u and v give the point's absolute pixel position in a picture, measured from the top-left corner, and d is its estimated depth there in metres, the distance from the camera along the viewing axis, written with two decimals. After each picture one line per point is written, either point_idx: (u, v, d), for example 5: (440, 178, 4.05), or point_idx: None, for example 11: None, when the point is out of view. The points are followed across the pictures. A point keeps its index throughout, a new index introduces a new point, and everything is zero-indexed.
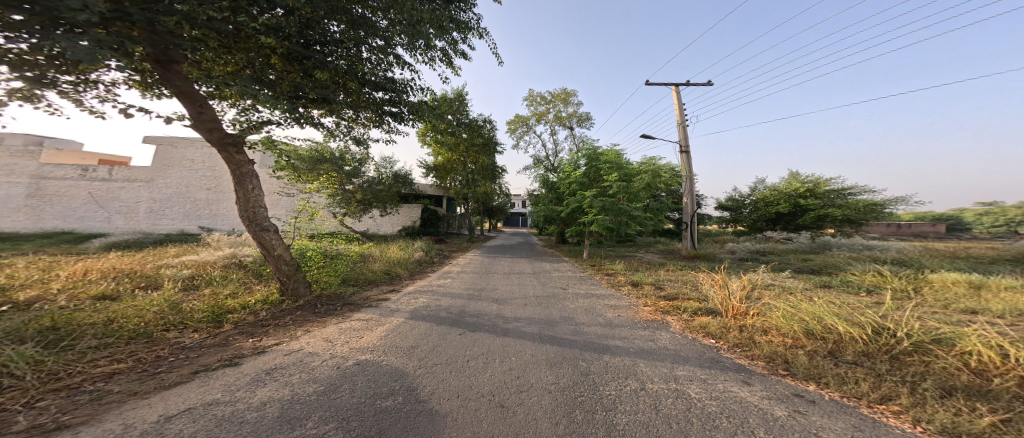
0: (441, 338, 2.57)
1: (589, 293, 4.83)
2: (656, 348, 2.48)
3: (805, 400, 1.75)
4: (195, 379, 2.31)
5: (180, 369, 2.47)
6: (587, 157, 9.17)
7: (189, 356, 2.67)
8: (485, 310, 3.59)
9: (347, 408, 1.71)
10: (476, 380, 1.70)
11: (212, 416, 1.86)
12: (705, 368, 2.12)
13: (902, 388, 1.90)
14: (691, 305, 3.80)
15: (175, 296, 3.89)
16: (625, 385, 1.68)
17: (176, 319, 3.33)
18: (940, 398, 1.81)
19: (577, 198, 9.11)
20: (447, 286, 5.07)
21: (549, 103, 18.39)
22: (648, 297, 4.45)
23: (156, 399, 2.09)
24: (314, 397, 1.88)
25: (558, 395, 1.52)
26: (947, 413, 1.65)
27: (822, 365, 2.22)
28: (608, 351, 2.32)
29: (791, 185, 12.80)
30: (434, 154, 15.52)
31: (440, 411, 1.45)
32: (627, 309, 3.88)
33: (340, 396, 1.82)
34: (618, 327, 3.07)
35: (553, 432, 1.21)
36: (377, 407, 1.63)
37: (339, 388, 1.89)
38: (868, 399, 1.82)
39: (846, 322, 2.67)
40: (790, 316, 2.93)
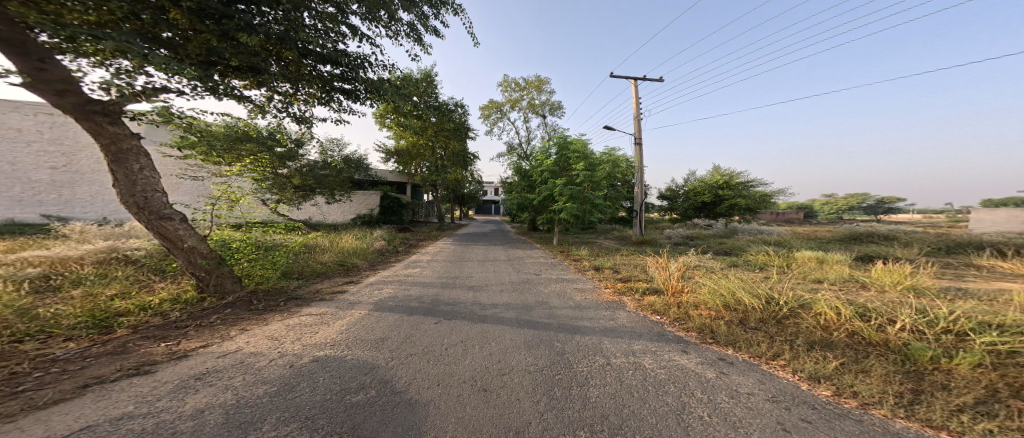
0: (413, 326, 2.60)
1: (558, 277, 5.20)
2: (617, 326, 2.87)
3: (727, 362, 2.27)
4: (86, 394, 1.91)
5: (59, 385, 2.00)
6: (558, 146, 9.30)
7: (66, 370, 2.16)
8: (459, 297, 3.63)
9: (309, 406, 1.67)
10: (457, 367, 1.81)
11: (127, 431, 1.60)
12: (655, 341, 2.54)
13: (784, 345, 2.57)
14: (641, 286, 4.40)
15: (24, 300, 3.01)
16: (595, 362, 1.96)
17: (35, 327, 2.62)
18: (806, 351, 2.50)
19: (548, 185, 9.29)
20: (413, 276, 4.89)
21: (522, 90, 17.90)
22: (609, 280, 4.97)
23: (29, 421, 1.69)
24: (266, 399, 1.77)
25: (537, 375, 1.70)
26: (812, 362, 2.30)
27: (734, 331, 2.84)
28: (578, 331, 2.60)
29: (714, 176, 15.13)
30: (396, 137, 14.19)
31: (420, 401, 1.54)
32: (590, 291, 4.29)
33: (299, 395, 1.76)
34: (586, 308, 3.42)
35: (535, 410, 1.38)
36: (347, 403, 1.64)
37: (296, 387, 1.83)
38: (766, 357, 2.42)
39: (750, 295, 3.41)
40: (715, 292, 3.62)
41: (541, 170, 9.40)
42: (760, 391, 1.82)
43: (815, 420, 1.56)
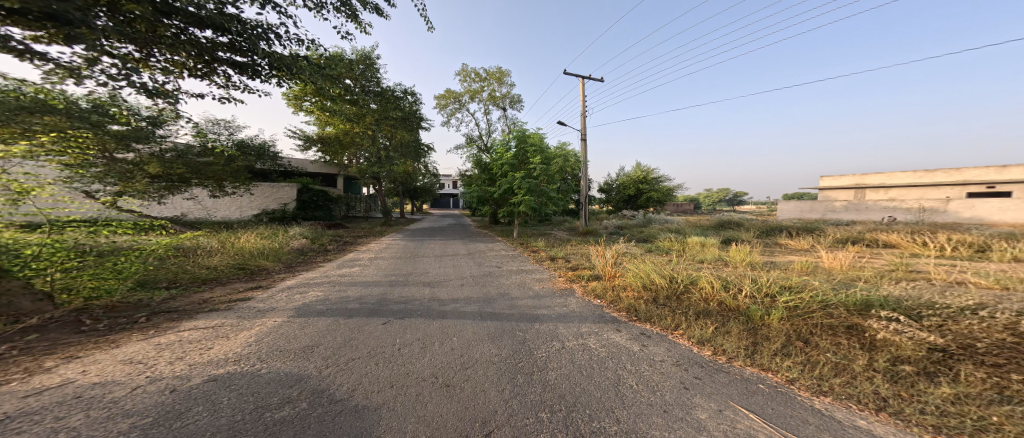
0: (365, 329, 2.70)
1: (512, 269, 6.05)
2: (568, 311, 3.45)
3: (647, 335, 2.90)
4: None
5: None
6: (518, 139, 10.79)
7: None
8: (401, 295, 4.03)
9: (215, 427, 1.46)
10: (413, 367, 1.95)
11: None
12: (596, 323, 3.10)
13: (681, 316, 3.37)
14: (586, 272, 5.30)
15: None
16: (551, 347, 2.34)
17: None
18: (694, 319, 3.33)
19: (509, 179, 10.74)
20: (368, 278, 5.08)
21: (484, 80, 20.80)
22: (562, 270, 5.88)
23: None
24: (140, 432, 1.42)
25: (499, 366, 1.97)
26: (697, 328, 3.08)
27: (651, 309, 3.62)
28: (535, 319, 3.06)
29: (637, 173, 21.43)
30: (321, 123, 17.05)
31: (370, 406, 1.60)
32: (541, 281, 5.08)
33: (195, 420, 1.50)
34: (542, 297, 4.03)
35: (500, 397, 1.63)
36: (269, 419, 1.51)
37: (185, 414, 1.55)
38: (669, 328, 3.17)
39: (659, 274, 4.33)
40: (638, 274, 4.47)
41: (501, 161, 10.91)
42: (668, 358, 2.37)
43: (704, 376, 2.13)
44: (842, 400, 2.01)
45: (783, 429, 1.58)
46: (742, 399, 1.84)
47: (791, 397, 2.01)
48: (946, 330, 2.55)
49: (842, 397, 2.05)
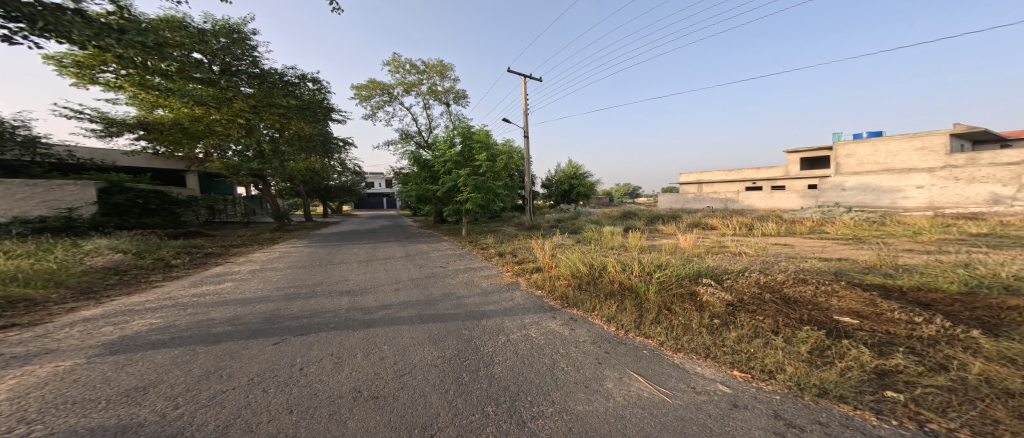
0: (253, 352, 3.02)
1: (451, 271, 6.63)
2: (513, 305, 4.40)
3: (573, 320, 3.88)
4: None
5: None
6: (462, 135, 11.63)
7: None
8: (298, 308, 4.37)
9: None
10: (338, 383, 2.45)
11: None
12: (537, 313, 4.08)
13: (596, 299, 4.39)
14: (530, 266, 6.40)
15: None
16: (501, 340, 3.27)
17: None
18: (606, 299, 4.37)
19: (452, 176, 11.21)
20: (265, 295, 5.09)
21: (425, 74, 21.57)
22: (509, 265, 6.90)
23: None
24: None
25: (441, 366, 2.70)
26: (604, 307, 4.12)
27: (576, 295, 4.61)
28: (484, 316, 3.98)
29: (569, 170, 29.27)
30: (151, 107, 14.60)
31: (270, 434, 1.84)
32: (480, 279, 5.86)
33: None
34: (489, 293, 4.95)
35: (431, 398, 2.23)
36: None
37: None
38: (588, 310, 4.17)
39: (584, 263, 5.47)
40: (571, 263, 5.54)
41: (446, 159, 11.33)
42: (589, 339, 3.35)
43: (612, 351, 3.10)
44: (688, 353, 3.10)
45: (655, 382, 2.59)
46: (633, 364, 2.86)
47: (662, 358, 3.02)
48: (733, 289, 4.36)
49: (688, 351, 3.14)
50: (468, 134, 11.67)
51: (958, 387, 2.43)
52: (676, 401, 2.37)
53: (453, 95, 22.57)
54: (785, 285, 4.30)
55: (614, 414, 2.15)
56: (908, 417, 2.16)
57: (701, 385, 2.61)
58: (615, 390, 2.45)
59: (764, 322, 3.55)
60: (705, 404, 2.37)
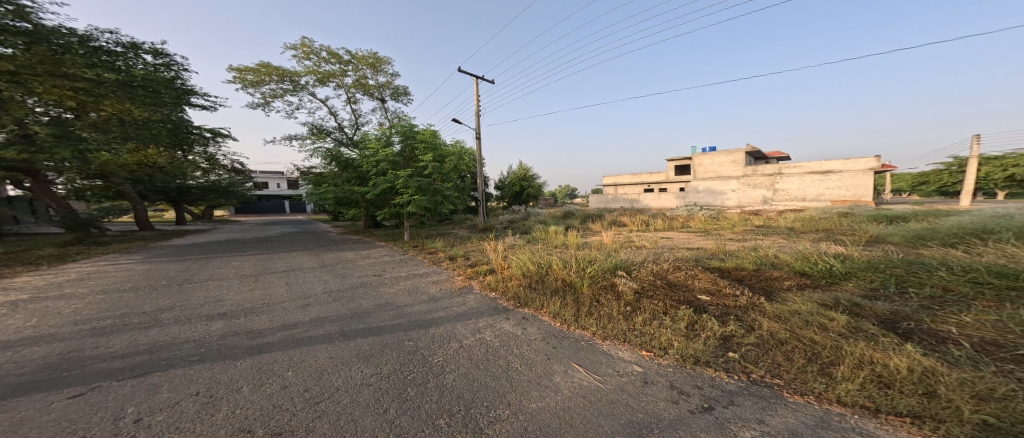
0: (24, 414, 2.27)
1: (381, 281, 6.00)
2: (465, 309, 4.28)
3: (524, 319, 3.94)
4: None
5: None
6: (402, 135, 10.75)
7: None
8: (128, 343, 3.52)
9: None
10: (216, 425, 2.09)
11: None
12: (492, 315, 4.05)
13: (544, 297, 4.52)
14: (484, 268, 6.26)
15: None
16: (453, 347, 3.14)
17: None
18: (553, 297, 4.52)
19: (390, 177, 10.31)
20: (50, 333, 3.85)
21: (353, 65, 19.50)
22: (461, 268, 6.67)
23: None
24: None
25: (375, 384, 2.49)
26: (546, 304, 4.31)
27: (527, 294, 4.68)
28: (433, 324, 3.78)
29: (519, 172, 29.84)
30: None
31: None
32: (424, 286, 5.56)
33: None
34: (438, 300, 4.72)
35: (354, 422, 2.06)
36: None
37: None
38: (535, 308, 4.30)
39: (531, 261, 5.61)
40: (522, 263, 5.63)
41: (380, 159, 10.40)
42: (540, 336, 3.44)
43: (562, 346, 3.23)
44: (612, 341, 3.40)
45: (595, 372, 2.78)
46: (575, 356, 3.03)
47: (595, 346, 3.27)
48: (637, 278, 4.97)
49: (613, 338, 3.44)
50: (410, 132, 10.86)
51: (758, 341, 3.32)
52: (607, 386, 2.58)
53: (386, 90, 20.84)
54: (668, 272, 5.12)
55: (562, 406, 2.27)
56: (741, 370, 2.84)
57: (622, 367, 2.90)
58: (563, 383, 2.57)
59: (658, 306, 4.10)
60: (627, 384, 2.63)
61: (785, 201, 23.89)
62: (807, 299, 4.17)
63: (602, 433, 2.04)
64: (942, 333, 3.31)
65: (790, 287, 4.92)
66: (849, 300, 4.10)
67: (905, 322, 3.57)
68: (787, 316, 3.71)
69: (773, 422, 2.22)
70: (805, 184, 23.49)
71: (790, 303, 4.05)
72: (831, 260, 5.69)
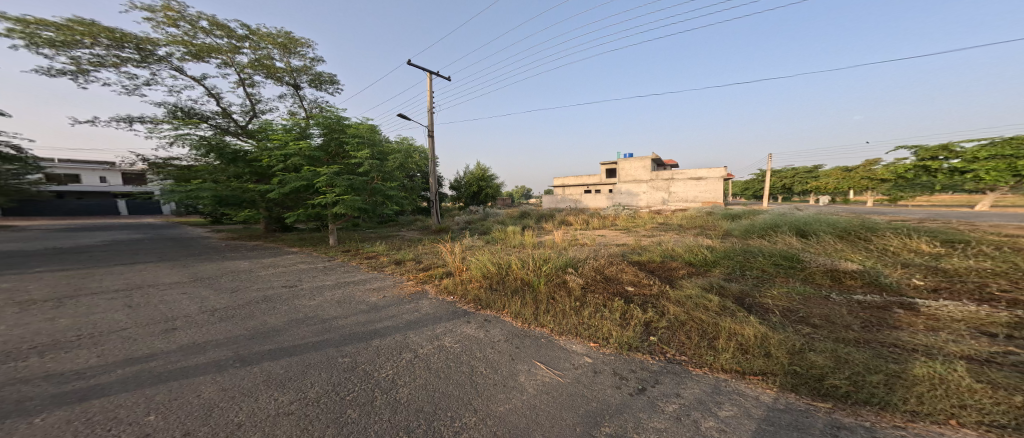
0: None
1: (289, 296, 5.22)
2: (419, 316, 4.09)
3: (485, 321, 3.90)
4: None
5: None
6: (324, 128, 9.83)
7: None
8: None
9: None
10: None
11: None
12: (451, 320, 3.93)
13: (503, 297, 4.51)
14: (439, 272, 6.03)
15: None
16: (405, 358, 2.97)
17: None
18: (513, 297, 4.53)
19: (308, 174, 9.31)
20: None
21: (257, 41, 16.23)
22: (412, 273, 6.37)
23: None
24: None
25: (304, 409, 2.27)
26: (501, 304, 4.33)
27: (487, 296, 4.61)
28: (376, 335, 3.53)
29: (477, 172, 29.48)
30: None
31: None
32: (364, 294, 5.15)
33: None
34: (382, 308, 4.45)
35: None
36: None
37: None
38: (493, 309, 4.28)
39: (493, 262, 5.56)
40: (481, 263, 5.55)
41: (292, 152, 9.34)
42: (504, 337, 3.41)
43: (523, 345, 3.24)
44: (568, 335, 3.50)
45: (556, 368, 2.82)
46: (537, 354, 3.06)
47: (550, 342, 3.35)
48: (582, 274, 5.28)
49: (569, 333, 3.55)
50: (340, 125, 10.17)
51: (669, 324, 3.77)
52: (566, 379, 2.65)
53: (298, 74, 18.28)
54: (603, 267, 5.56)
55: (528, 406, 2.27)
56: (658, 351, 3.20)
57: (577, 360, 3.00)
58: (527, 382, 2.58)
59: (599, 298, 4.37)
60: (582, 376, 2.73)
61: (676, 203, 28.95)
62: (695, 283, 5.11)
63: (566, 428, 2.08)
64: (767, 303, 4.44)
65: (682, 274, 5.88)
66: (718, 282, 5.16)
67: (747, 297, 4.69)
68: (682, 300, 4.36)
69: (686, 394, 2.54)
70: (687, 187, 28.77)
71: (683, 289, 4.83)
72: (705, 250, 6.95)
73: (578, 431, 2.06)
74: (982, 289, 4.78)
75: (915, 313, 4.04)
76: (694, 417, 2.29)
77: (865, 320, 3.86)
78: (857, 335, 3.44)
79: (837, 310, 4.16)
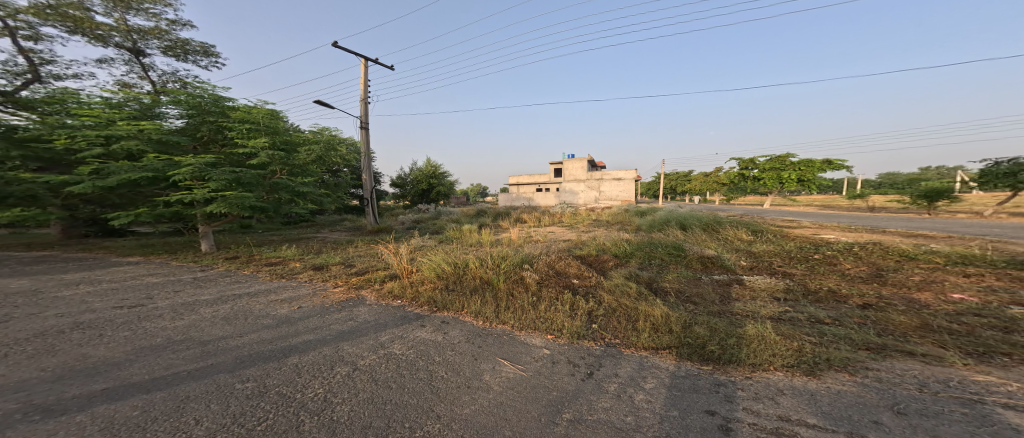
0: None
1: (126, 319, 4.10)
2: (357, 324, 3.83)
3: (443, 322, 3.80)
4: None
5: None
6: (192, 112, 8.91)
7: None
8: None
9: None
10: None
11: None
12: (400, 325, 3.74)
13: (462, 297, 4.42)
14: (380, 276, 5.71)
15: None
16: (341, 373, 2.73)
17: None
18: (473, 296, 4.47)
19: (158, 164, 8.02)
20: None
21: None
22: (344, 278, 5.93)
23: None
24: None
25: None
26: (455, 304, 4.25)
27: (444, 297, 4.48)
28: (296, 351, 3.20)
29: (427, 169, 28.83)
30: None
31: None
32: (271, 308, 4.50)
33: None
34: (302, 320, 4.01)
35: None
36: None
37: None
38: (451, 309, 4.18)
39: (449, 261, 5.44)
40: (435, 264, 5.37)
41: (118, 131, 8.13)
42: (464, 338, 3.33)
43: (485, 344, 3.18)
44: (528, 330, 3.52)
45: (519, 363, 2.82)
46: (500, 351, 3.03)
47: (508, 337, 3.35)
48: (538, 269, 5.42)
49: (529, 327, 3.58)
50: (219, 106, 9.26)
51: (607, 310, 4.01)
52: (528, 373, 2.66)
53: (136, 35, 13.71)
54: (554, 262, 5.79)
55: (494, 404, 2.23)
56: (601, 336, 3.38)
57: (536, 353, 3.03)
58: (492, 380, 2.54)
59: (552, 292, 4.50)
60: (541, 367, 2.76)
61: (606, 200, 31.25)
62: (622, 273, 5.59)
63: (530, 421, 2.06)
64: (664, 286, 5.11)
65: (609, 265, 6.31)
66: (634, 273, 5.64)
67: (652, 282, 5.26)
68: (620, 288, 4.65)
69: (624, 373, 2.69)
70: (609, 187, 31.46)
71: (612, 279, 5.19)
72: (624, 244, 7.61)
73: (544, 422, 2.06)
74: (771, 267, 6.50)
75: (744, 287, 5.15)
76: (629, 392, 2.43)
77: (716, 295, 4.67)
78: (717, 308, 4.18)
79: (710, 289, 5.00)
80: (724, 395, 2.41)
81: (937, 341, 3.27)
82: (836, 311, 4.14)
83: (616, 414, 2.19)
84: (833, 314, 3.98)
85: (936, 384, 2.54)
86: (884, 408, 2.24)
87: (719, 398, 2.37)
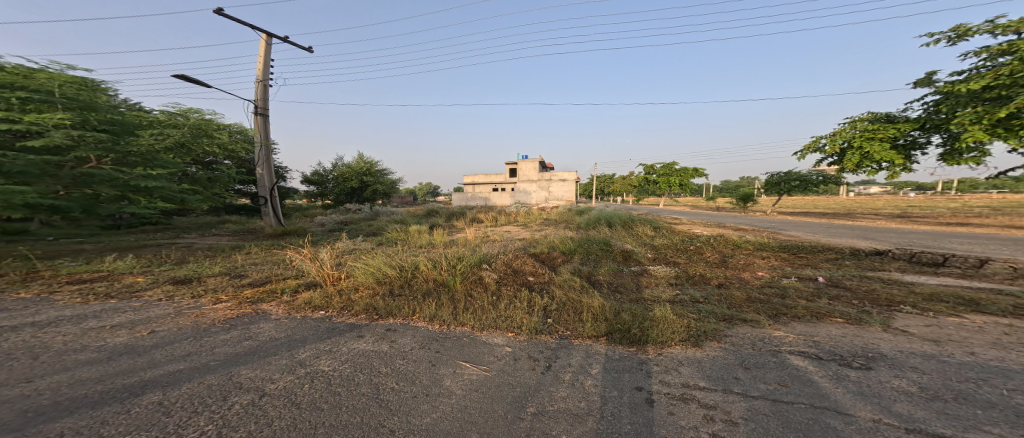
0: None
1: None
2: (264, 343, 3.45)
3: (389, 330, 3.61)
4: None
5: None
6: None
7: None
8: None
9: None
10: None
11: None
12: (328, 339, 3.46)
13: (413, 302, 4.25)
14: (288, 286, 5.28)
15: None
16: (242, 403, 2.40)
17: None
18: (425, 299, 4.34)
19: None
20: None
21: None
22: (238, 291, 5.25)
23: None
24: None
25: None
26: (396, 311, 4.06)
27: (389, 303, 4.27)
28: (181, 381, 2.74)
29: (359, 166, 27.43)
30: None
31: None
32: (91, 338, 3.57)
33: None
34: (184, 344, 3.45)
35: None
36: None
37: None
38: (395, 315, 3.99)
39: (392, 265, 5.21)
40: (371, 269, 5.07)
41: None
42: (417, 344, 3.20)
43: (442, 348, 3.08)
44: (489, 329, 3.49)
45: (480, 363, 2.78)
46: (460, 353, 2.96)
47: (462, 339, 3.28)
48: (496, 269, 5.44)
49: (490, 326, 3.56)
50: None
51: (554, 303, 4.11)
52: (491, 372, 2.62)
53: None
54: (513, 261, 5.85)
55: (458, 408, 2.17)
56: (553, 329, 3.44)
57: (498, 352, 2.99)
58: (454, 384, 2.46)
59: (511, 290, 4.52)
60: (505, 365, 2.74)
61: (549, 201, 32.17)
62: (573, 269, 5.76)
63: (491, 420, 2.03)
64: (599, 279, 5.36)
65: (556, 262, 6.48)
66: (577, 268, 5.83)
67: (593, 276, 5.50)
68: (575, 283, 4.79)
69: (575, 362, 2.76)
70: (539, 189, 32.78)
71: (562, 274, 5.34)
72: (568, 242, 7.86)
73: (509, 419, 2.04)
74: (668, 257, 7.17)
75: (647, 275, 5.63)
76: (579, 379, 2.50)
77: (633, 284, 5.05)
78: (635, 296, 4.48)
79: (629, 279, 5.35)
80: (646, 371, 2.58)
81: (754, 308, 3.99)
82: (702, 291, 4.72)
83: (572, 401, 2.24)
84: (701, 294, 4.55)
85: (758, 342, 3.07)
86: (736, 366, 2.63)
87: (642, 374, 2.54)
